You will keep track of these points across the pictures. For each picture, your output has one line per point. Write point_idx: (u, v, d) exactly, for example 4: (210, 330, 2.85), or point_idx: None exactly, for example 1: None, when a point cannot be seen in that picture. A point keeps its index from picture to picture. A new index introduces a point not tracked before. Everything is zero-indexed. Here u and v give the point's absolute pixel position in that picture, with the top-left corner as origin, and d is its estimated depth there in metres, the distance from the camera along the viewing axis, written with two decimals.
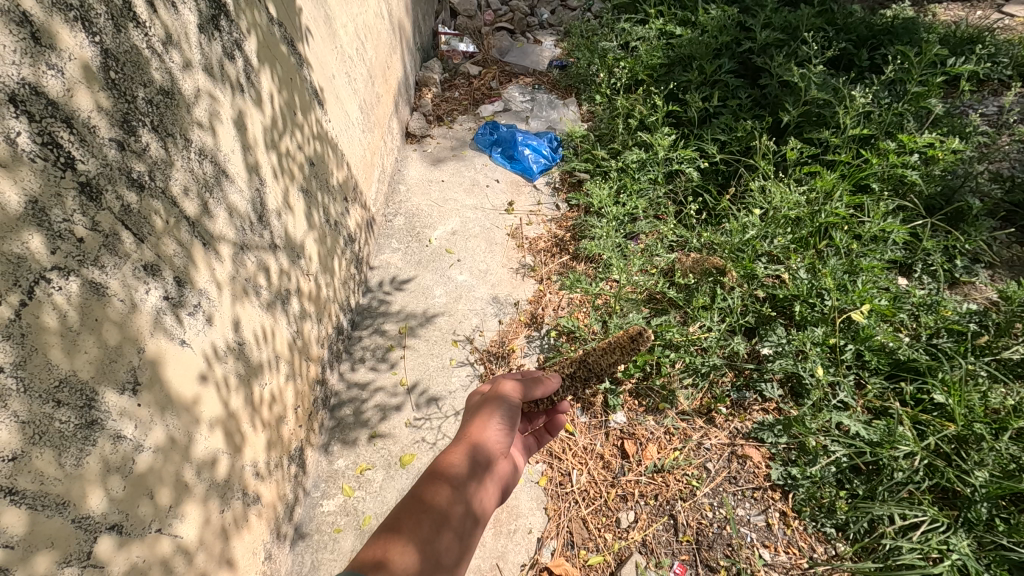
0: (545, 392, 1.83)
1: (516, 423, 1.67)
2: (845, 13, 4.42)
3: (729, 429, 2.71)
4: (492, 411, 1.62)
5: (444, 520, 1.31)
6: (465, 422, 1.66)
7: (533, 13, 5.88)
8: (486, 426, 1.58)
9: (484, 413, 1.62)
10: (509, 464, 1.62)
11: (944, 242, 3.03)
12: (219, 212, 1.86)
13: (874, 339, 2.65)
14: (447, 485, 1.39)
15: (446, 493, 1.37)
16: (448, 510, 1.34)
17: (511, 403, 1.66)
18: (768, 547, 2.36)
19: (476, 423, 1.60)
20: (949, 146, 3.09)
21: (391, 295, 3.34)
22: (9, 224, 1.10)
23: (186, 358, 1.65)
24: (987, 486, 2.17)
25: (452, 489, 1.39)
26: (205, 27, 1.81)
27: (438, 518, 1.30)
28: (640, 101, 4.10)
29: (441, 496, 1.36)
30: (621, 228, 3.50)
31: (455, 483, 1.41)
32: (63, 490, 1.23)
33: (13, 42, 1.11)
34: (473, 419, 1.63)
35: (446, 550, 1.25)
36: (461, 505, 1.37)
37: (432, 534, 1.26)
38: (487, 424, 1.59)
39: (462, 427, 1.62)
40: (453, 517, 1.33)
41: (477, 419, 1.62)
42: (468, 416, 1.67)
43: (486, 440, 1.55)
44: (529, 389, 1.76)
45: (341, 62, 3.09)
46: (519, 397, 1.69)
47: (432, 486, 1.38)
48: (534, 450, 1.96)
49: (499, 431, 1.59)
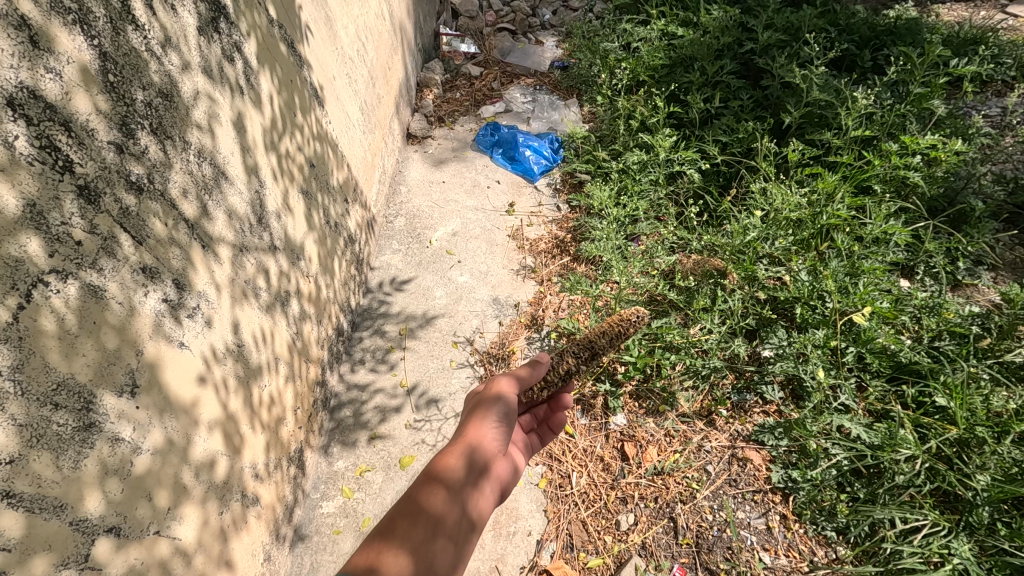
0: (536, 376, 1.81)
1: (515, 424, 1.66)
2: (847, 14, 4.41)
3: (730, 432, 2.70)
4: (490, 409, 1.60)
5: (438, 525, 1.33)
6: (463, 420, 1.65)
7: (536, 13, 5.87)
8: (483, 426, 1.57)
9: (483, 411, 1.60)
10: (508, 464, 1.63)
11: (947, 244, 3.02)
12: (218, 215, 1.87)
13: (876, 341, 2.64)
14: (444, 489, 1.40)
15: (441, 497, 1.38)
16: (443, 515, 1.35)
17: (509, 403, 1.64)
18: (768, 550, 2.35)
19: (475, 420, 1.59)
20: (951, 147, 3.08)
21: (392, 296, 3.35)
22: (6, 227, 1.11)
23: (184, 360, 1.65)
24: (989, 490, 2.16)
25: (449, 492, 1.40)
26: (205, 29, 1.81)
27: (433, 523, 1.32)
28: (642, 102, 4.10)
29: (438, 501, 1.37)
30: (622, 229, 3.48)
31: (452, 487, 1.41)
32: (61, 493, 1.24)
33: (11, 46, 1.11)
34: (472, 417, 1.61)
35: (440, 555, 1.28)
36: (457, 510, 1.39)
37: (426, 541, 1.28)
38: (487, 422, 1.58)
39: (461, 424, 1.62)
40: (449, 522, 1.35)
41: (476, 415, 1.61)
42: (467, 413, 1.66)
43: (485, 440, 1.55)
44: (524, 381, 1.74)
45: (343, 63, 3.10)
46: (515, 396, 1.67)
47: (429, 489, 1.39)
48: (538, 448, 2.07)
49: (498, 431, 1.58)
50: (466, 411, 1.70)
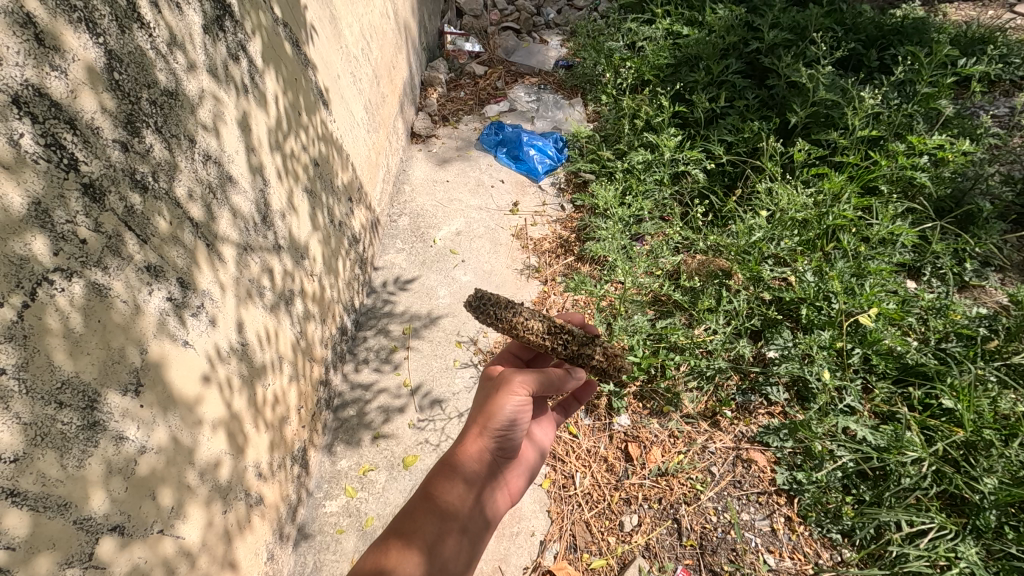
0: (549, 383, 1.71)
1: (528, 408, 1.67)
2: (854, 13, 4.36)
3: (735, 433, 2.68)
4: (508, 394, 1.59)
5: (447, 513, 1.52)
6: (477, 398, 1.73)
7: (540, 12, 5.83)
8: (495, 418, 1.59)
9: (499, 393, 1.60)
10: (517, 449, 1.76)
11: (954, 245, 3.01)
12: (222, 213, 1.86)
13: (882, 343, 2.63)
14: (454, 474, 1.58)
15: (451, 490, 1.56)
16: (450, 500, 1.55)
17: (519, 388, 1.60)
18: (773, 553, 2.34)
19: (487, 403, 1.63)
20: (959, 147, 3.06)
21: (396, 296, 3.34)
22: (12, 225, 1.11)
23: (189, 358, 1.64)
24: (996, 493, 2.14)
25: (458, 476, 1.58)
26: (210, 28, 1.81)
27: (441, 509, 1.52)
28: (647, 101, 4.07)
29: (446, 486, 1.56)
30: (627, 229, 3.46)
31: (462, 470, 1.59)
32: (66, 491, 1.24)
33: (17, 43, 1.11)
34: (486, 396, 1.66)
35: (446, 546, 1.49)
36: (464, 496, 1.58)
37: (430, 525, 1.48)
38: (500, 407, 1.59)
39: (477, 403, 1.69)
40: (455, 507, 1.55)
41: (487, 397, 1.64)
42: (480, 391, 1.73)
43: (499, 429, 1.62)
44: (554, 379, 1.73)
45: (347, 61, 3.09)
46: (527, 395, 1.63)
47: (442, 475, 1.57)
48: (564, 417, 2.17)
49: (512, 419, 1.61)
50: (484, 390, 1.73)
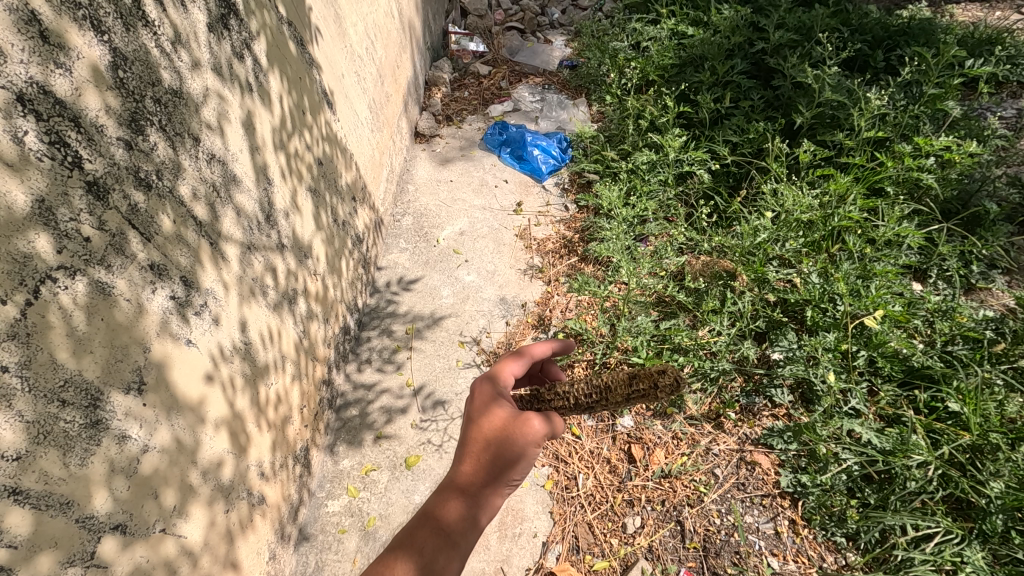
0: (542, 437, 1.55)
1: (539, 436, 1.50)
2: (860, 13, 4.32)
3: (739, 435, 2.67)
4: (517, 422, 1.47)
5: (450, 537, 1.42)
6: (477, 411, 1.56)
7: (545, 12, 5.82)
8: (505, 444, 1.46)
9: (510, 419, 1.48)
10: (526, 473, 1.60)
11: (961, 247, 2.99)
12: (227, 213, 1.86)
13: (888, 345, 2.59)
14: (460, 498, 1.46)
15: (457, 509, 1.45)
16: (457, 528, 1.43)
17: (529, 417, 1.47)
18: (777, 556, 2.33)
19: (495, 428, 1.48)
20: (966, 150, 2.97)
21: (399, 296, 3.34)
22: (15, 222, 1.10)
23: (191, 358, 1.64)
24: (1002, 497, 2.11)
25: (465, 502, 1.46)
26: (215, 26, 1.81)
27: (447, 536, 1.42)
28: (651, 102, 4.06)
29: (453, 513, 1.45)
30: (631, 229, 3.45)
31: (469, 496, 1.46)
32: (68, 490, 1.23)
33: (22, 40, 1.11)
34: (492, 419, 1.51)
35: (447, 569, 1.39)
36: (471, 523, 1.45)
37: (435, 553, 1.39)
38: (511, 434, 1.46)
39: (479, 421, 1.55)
40: (462, 534, 1.43)
41: (495, 420, 1.49)
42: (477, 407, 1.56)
43: (509, 458, 1.47)
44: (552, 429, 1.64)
45: (352, 61, 3.09)
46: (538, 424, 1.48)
47: (445, 498, 1.47)
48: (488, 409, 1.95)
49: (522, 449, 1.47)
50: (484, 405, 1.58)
